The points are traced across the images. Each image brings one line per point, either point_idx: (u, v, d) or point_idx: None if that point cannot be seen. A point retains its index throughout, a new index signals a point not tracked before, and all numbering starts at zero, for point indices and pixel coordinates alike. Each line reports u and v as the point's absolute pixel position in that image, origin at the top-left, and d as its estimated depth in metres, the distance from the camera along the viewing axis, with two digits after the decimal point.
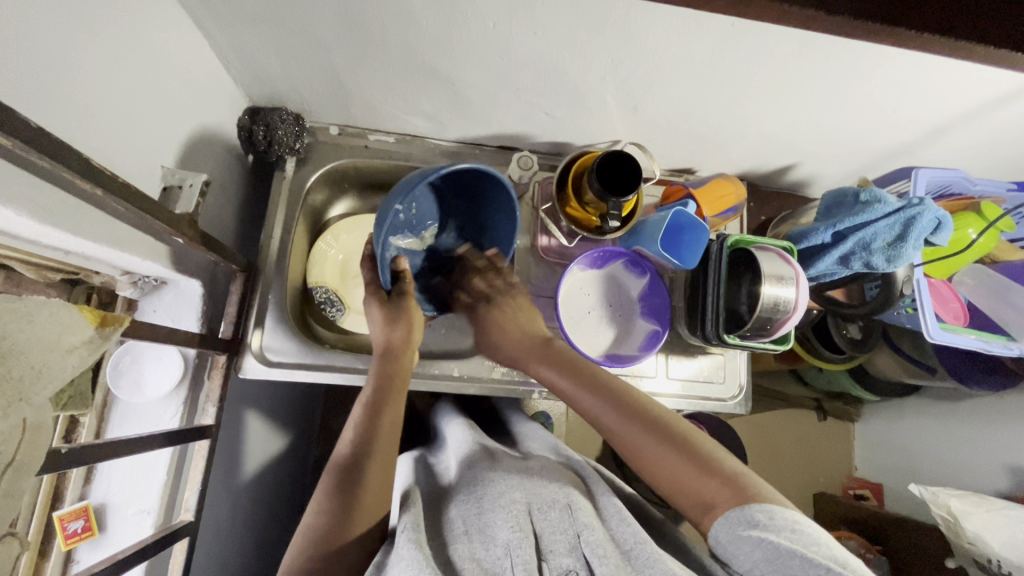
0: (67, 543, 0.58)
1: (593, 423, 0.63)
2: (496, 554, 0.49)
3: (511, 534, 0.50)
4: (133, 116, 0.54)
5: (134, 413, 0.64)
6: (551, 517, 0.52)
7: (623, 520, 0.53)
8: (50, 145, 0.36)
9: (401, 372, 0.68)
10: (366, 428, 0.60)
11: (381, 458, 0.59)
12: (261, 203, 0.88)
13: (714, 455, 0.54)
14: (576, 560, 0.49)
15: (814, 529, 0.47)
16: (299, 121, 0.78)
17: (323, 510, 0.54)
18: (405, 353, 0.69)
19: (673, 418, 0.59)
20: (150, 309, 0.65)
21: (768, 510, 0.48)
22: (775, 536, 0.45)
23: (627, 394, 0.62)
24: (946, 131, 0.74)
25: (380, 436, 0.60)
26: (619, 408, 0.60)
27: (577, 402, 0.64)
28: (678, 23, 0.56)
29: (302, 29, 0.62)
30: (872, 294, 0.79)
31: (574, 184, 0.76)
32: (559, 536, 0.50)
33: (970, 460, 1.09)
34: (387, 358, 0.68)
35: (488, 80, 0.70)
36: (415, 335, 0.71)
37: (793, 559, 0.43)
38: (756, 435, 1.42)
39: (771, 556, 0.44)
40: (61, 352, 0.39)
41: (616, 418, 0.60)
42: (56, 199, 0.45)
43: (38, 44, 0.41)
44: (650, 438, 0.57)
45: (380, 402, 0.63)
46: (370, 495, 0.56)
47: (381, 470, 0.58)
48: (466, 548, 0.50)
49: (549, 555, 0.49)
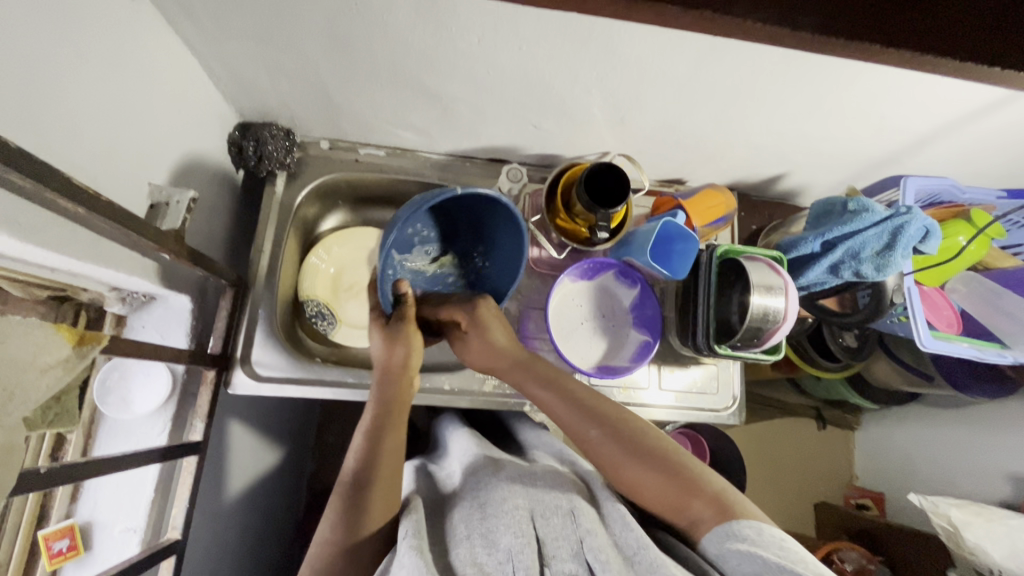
0: (52, 562, 0.57)
1: (575, 438, 0.62)
2: (498, 559, 0.48)
3: (513, 540, 0.49)
4: (119, 134, 0.55)
5: (122, 429, 0.64)
6: (554, 523, 0.51)
7: (627, 524, 0.52)
8: (32, 166, 0.37)
9: (403, 398, 0.67)
10: (370, 455, 0.59)
11: (388, 477, 0.58)
12: (252, 218, 0.88)
13: (699, 473, 0.54)
14: (579, 565, 0.48)
15: (800, 548, 0.47)
16: (289, 136, 0.79)
17: (337, 527, 0.55)
18: (403, 376, 0.68)
19: (659, 437, 0.59)
20: (138, 325, 0.65)
21: (756, 526, 0.48)
22: (763, 551, 0.45)
23: (613, 413, 0.61)
24: (933, 140, 0.74)
25: (384, 459, 0.59)
26: (605, 426, 0.60)
27: (563, 419, 0.63)
28: (660, 37, 0.57)
29: (290, 47, 0.63)
30: (864, 302, 0.79)
31: (564, 196, 0.77)
32: (562, 541, 0.49)
33: (971, 469, 1.08)
34: (388, 382, 0.68)
35: (476, 94, 0.70)
36: (415, 361, 0.70)
37: (779, 572, 0.43)
38: (756, 444, 1.41)
39: (758, 570, 0.44)
40: (36, 372, 0.38)
41: (603, 435, 0.59)
42: (39, 217, 0.45)
43: (21, 66, 0.41)
44: (636, 455, 0.56)
45: (384, 427, 0.62)
46: (380, 507, 0.56)
47: (389, 481, 0.58)
48: (467, 553, 0.49)
49: (551, 560, 0.48)
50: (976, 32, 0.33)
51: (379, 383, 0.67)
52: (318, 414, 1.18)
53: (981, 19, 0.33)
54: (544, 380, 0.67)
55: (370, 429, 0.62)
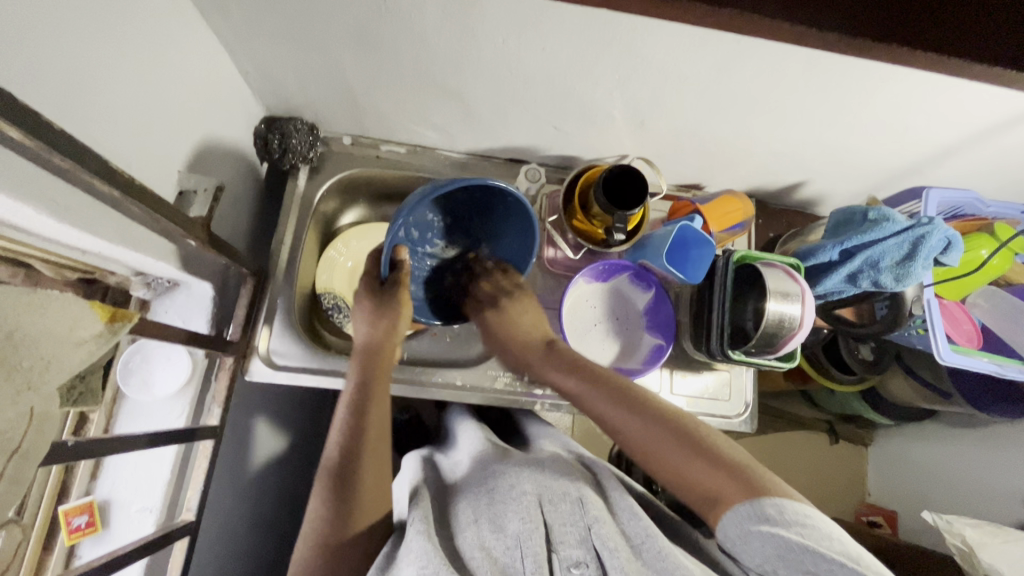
0: (69, 537, 0.59)
1: (598, 421, 0.63)
2: (506, 545, 0.49)
3: (521, 526, 0.49)
4: (151, 125, 0.56)
5: (142, 410, 0.65)
6: (562, 509, 0.52)
7: (635, 514, 0.52)
8: (71, 148, 0.38)
9: (385, 366, 0.68)
10: (353, 430, 0.60)
11: (374, 456, 0.60)
12: (272, 211, 0.90)
13: (725, 451, 0.53)
14: (587, 552, 0.48)
15: (822, 522, 0.47)
16: (313, 131, 0.81)
17: (320, 515, 0.55)
18: (385, 348, 0.69)
19: (685, 415, 0.58)
20: (162, 310, 0.67)
21: (778, 504, 0.47)
22: (786, 532, 0.45)
23: (634, 391, 0.61)
24: (956, 152, 0.73)
25: (365, 435, 0.60)
26: (622, 403, 0.60)
27: (586, 404, 0.64)
28: (684, 40, 0.57)
29: (319, 43, 0.64)
30: (882, 312, 0.77)
31: (581, 197, 0.78)
32: (569, 527, 0.50)
33: (990, 490, 1.05)
34: (369, 357, 0.68)
35: (497, 94, 0.71)
36: (402, 328, 0.70)
37: (804, 553, 0.43)
38: (767, 455, 1.40)
39: (783, 552, 0.44)
40: (71, 344, 0.40)
41: (621, 415, 0.59)
42: (75, 200, 0.46)
43: (64, 56, 0.43)
44: (654, 433, 0.56)
45: (366, 401, 0.63)
46: (369, 487, 0.58)
47: (374, 462, 0.59)
48: (475, 539, 0.50)
49: (559, 546, 0.49)
50: None
51: (359, 358, 0.68)
52: None
53: None
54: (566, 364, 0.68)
55: (354, 401, 0.63)
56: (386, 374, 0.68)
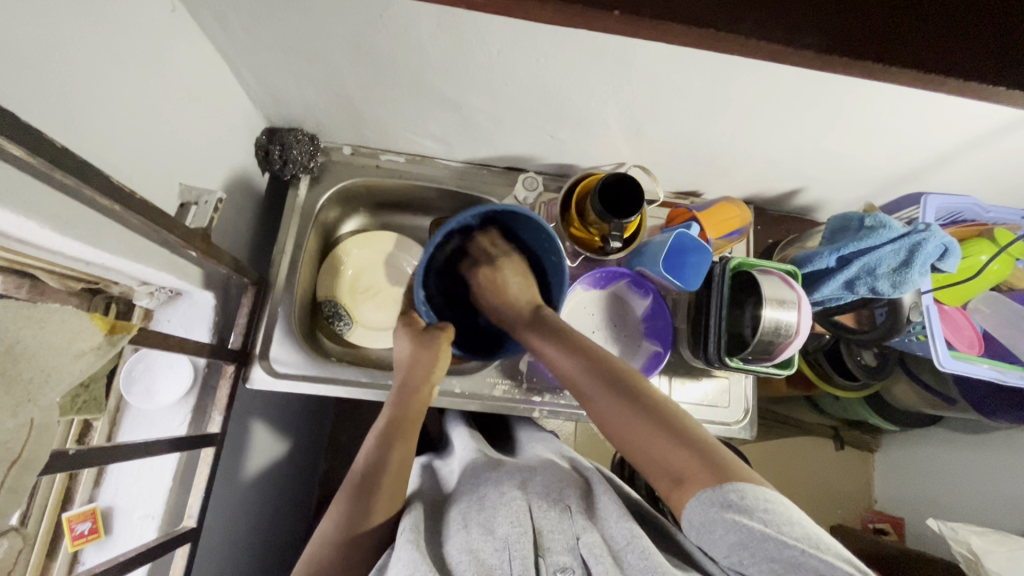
0: (74, 543, 0.60)
1: (576, 394, 0.62)
2: (493, 547, 0.49)
3: (511, 529, 0.49)
4: (153, 140, 0.58)
5: (144, 418, 0.66)
6: (551, 517, 0.53)
7: (622, 519, 0.53)
8: (74, 165, 0.39)
9: (418, 404, 0.67)
10: (377, 461, 0.60)
11: (395, 479, 0.59)
12: (274, 220, 0.91)
13: (693, 429, 0.53)
14: (573, 558, 0.49)
15: (783, 505, 0.46)
16: (314, 141, 0.82)
17: (330, 542, 0.55)
18: (422, 386, 0.68)
19: (665, 397, 0.57)
20: (164, 319, 0.68)
21: (739, 489, 0.46)
22: (749, 520, 0.44)
23: (615, 366, 0.60)
24: (954, 158, 0.73)
25: (390, 467, 0.59)
26: (604, 377, 0.59)
27: (567, 374, 0.63)
28: (674, 52, 0.58)
29: (317, 57, 0.66)
30: (881, 318, 0.77)
31: (578, 205, 0.78)
32: (557, 534, 0.51)
33: (995, 497, 1.04)
34: (405, 392, 0.68)
35: (493, 104, 0.72)
36: (438, 368, 0.70)
37: (767, 542, 0.43)
38: (771, 461, 1.39)
39: (746, 540, 0.44)
40: (71, 356, 0.41)
41: (602, 389, 0.58)
42: (79, 214, 0.48)
43: (68, 75, 0.44)
44: (631, 408, 0.55)
45: (398, 432, 0.63)
46: (382, 507, 0.57)
47: (395, 486, 0.59)
48: (463, 542, 0.50)
49: (546, 552, 0.49)
50: (1005, 50, 0.32)
51: (397, 392, 0.68)
52: (331, 415, 1.20)
53: (1003, 30, 0.32)
54: (550, 334, 0.66)
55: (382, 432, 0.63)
56: (419, 412, 0.67)
